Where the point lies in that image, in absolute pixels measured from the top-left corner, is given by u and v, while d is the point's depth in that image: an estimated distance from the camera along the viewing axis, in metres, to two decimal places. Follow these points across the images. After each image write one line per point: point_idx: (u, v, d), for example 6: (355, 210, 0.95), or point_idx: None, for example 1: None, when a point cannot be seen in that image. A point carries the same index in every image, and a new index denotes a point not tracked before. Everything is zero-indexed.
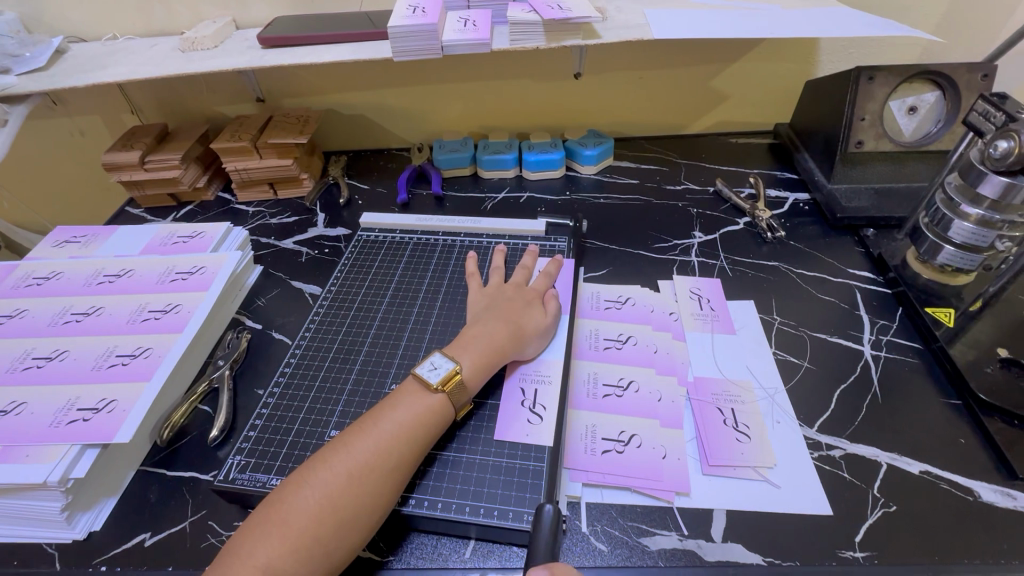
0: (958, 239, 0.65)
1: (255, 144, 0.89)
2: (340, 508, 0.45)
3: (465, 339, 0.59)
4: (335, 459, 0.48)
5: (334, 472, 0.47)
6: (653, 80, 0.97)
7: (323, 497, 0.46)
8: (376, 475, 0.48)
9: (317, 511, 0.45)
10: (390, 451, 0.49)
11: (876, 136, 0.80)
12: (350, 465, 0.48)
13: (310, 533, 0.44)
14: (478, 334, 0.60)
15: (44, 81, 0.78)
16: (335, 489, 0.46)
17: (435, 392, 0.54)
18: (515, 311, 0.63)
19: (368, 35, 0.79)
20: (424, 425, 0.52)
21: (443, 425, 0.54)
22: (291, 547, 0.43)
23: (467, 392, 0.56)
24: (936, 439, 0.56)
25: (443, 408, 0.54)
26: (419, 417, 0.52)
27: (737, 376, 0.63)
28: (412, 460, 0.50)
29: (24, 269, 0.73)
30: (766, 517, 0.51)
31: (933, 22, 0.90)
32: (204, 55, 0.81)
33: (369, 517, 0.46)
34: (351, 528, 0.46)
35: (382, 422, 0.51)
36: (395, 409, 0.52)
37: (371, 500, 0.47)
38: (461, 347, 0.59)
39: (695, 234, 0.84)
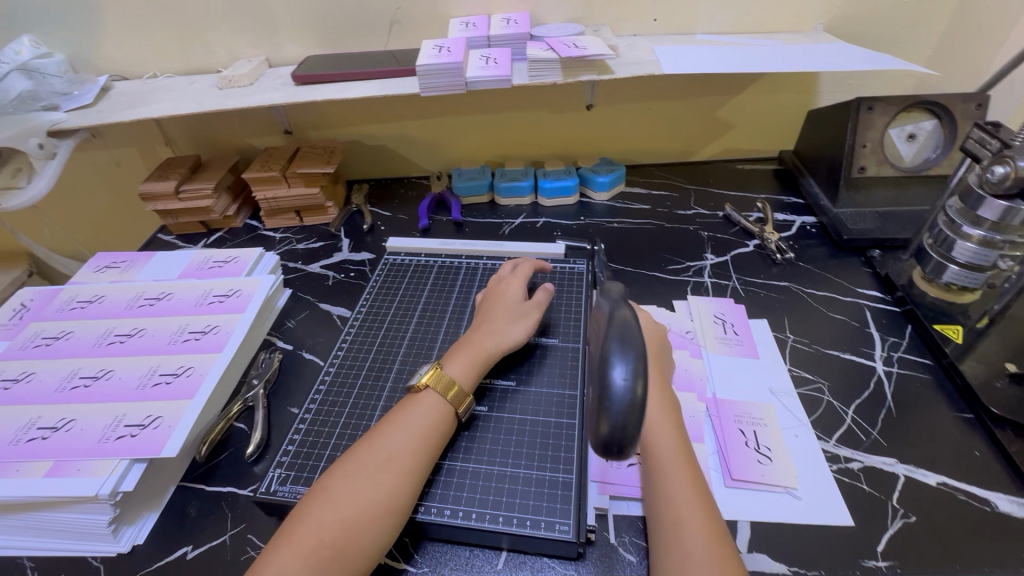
0: (963, 258, 0.69)
1: (285, 173, 0.93)
2: (346, 509, 0.47)
3: (455, 348, 0.63)
4: (340, 469, 0.51)
5: (334, 480, 0.50)
6: (662, 110, 1.02)
7: (329, 502, 0.48)
8: (375, 472, 0.50)
9: (325, 514, 0.47)
10: (386, 449, 0.52)
11: (878, 162, 0.84)
12: (348, 470, 0.51)
13: (320, 537, 0.46)
14: (462, 342, 0.64)
15: (91, 116, 0.83)
16: (341, 494, 0.49)
17: (422, 390, 0.57)
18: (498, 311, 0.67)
19: (396, 73, 0.85)
20: (419, 427, 0.54)
21: (444, 421, 0.56)
22: (304, 552, 0.45)
23: (459, 388, 0.58)
24: (951, 452, 0.58)
25: (436, 402, 0.56)
26: (412, 417, 0.55)
27: (759, 400, 0.64)
28: (411, 457, 0.52)
29: (69, 293, 0.77)
30: (789, 527, 0.52)
31: (926, 55, 0.95)
32: (240, 91, 0.86)
33: (376, 514, 0.48)
34: (362, 530, 0.47)
35: (378, 430, 0.55)
36: (392, 416, 0.56)
37: (372, 497, 0.48)
38: (450, 355, 0.62)
39: (707, 256, 0.87)
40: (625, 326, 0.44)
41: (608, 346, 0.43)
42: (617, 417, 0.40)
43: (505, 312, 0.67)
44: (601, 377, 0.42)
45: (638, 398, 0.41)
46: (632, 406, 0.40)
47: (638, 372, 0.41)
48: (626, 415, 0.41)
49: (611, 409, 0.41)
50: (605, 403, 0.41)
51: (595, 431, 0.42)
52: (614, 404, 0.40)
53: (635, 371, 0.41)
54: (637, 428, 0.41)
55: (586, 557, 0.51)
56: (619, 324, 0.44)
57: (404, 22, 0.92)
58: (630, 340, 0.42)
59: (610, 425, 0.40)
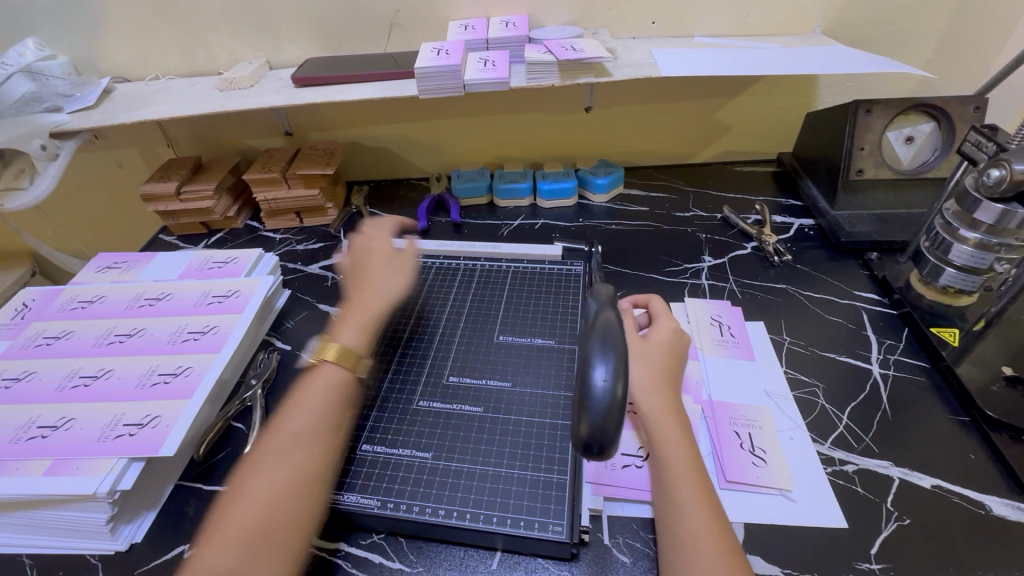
0: (959, 261, 0.69)
1: (285, 174, 0.94)
2: (262, 493, 0.50)
3: (343, 321, 0.67)
4: (251, 462, 0.53)
5: (247, 473, 0.52)
6: (661, 113, 1.02)
7: (246, 490, 0.50)
8: (283, 454, 0.53)
9: (244, 503, 0.49)
10: (290, 431, 0.55)
11: (876, 165, 0.85)
12: (258, 460, 0.53)
13: (242, 522, 0.48)
14: (347, 315, 0.68)
15: (93, 118, 0.84)
16: (255, 480, 0.51)
17: (317, 365, 0.61)
18: (381, 279, 0.74)
19: (395, 75, 0.85)
20: (320, 400, 0.57)
21: (345, 387, 0.59)
22: (230, 539, 0.47)
23: (352, 351, 0.62)
24: (947, 455, 0.58)
25: (334, 370, 0.60)
26: (311, 391, 0.58)
27: (754, 402, 0.64)
28: (314, 431, 0.55)
29: (70, 293, 0.78)
30: (783, 529, 0.53)
31: (925, 57, 0.96)
32: (241, 94, 0.86)
33: (292, 491, 0.50)
34: (287, 507, 0.49)
35: (282, 414, 0.57)
36: (294, 400, 0.59)
37: (283, 475, 0.51)
38: (339, 328, 0.66)
39: (705, 258, 0.87)
40: (606, 329, 0.46)
41: (590, 348, 0.45)
42: (597, 417, 0.41)
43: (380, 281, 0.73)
44: (583, 377, 0.43)
45: (618, 399, 0.42)
46: (612, 406, 0.41)
47: (619, 373, 0.43)
48: (606, 416, 0.41)
49: (591, 408, 0.42)
50: (586, 404, 0.42)
51: (575, 432, 0.42)
52: (595, 404, 0.42)
53: (616, 371, 0.43)
54: (617, 429, 0.41)
55: (580, 558, 0.51)
56: (602, 327, 0.46)
57: (403, 25, 0.92)
58: (612, 343, 0.44)
59: (588, 425, 0.41)
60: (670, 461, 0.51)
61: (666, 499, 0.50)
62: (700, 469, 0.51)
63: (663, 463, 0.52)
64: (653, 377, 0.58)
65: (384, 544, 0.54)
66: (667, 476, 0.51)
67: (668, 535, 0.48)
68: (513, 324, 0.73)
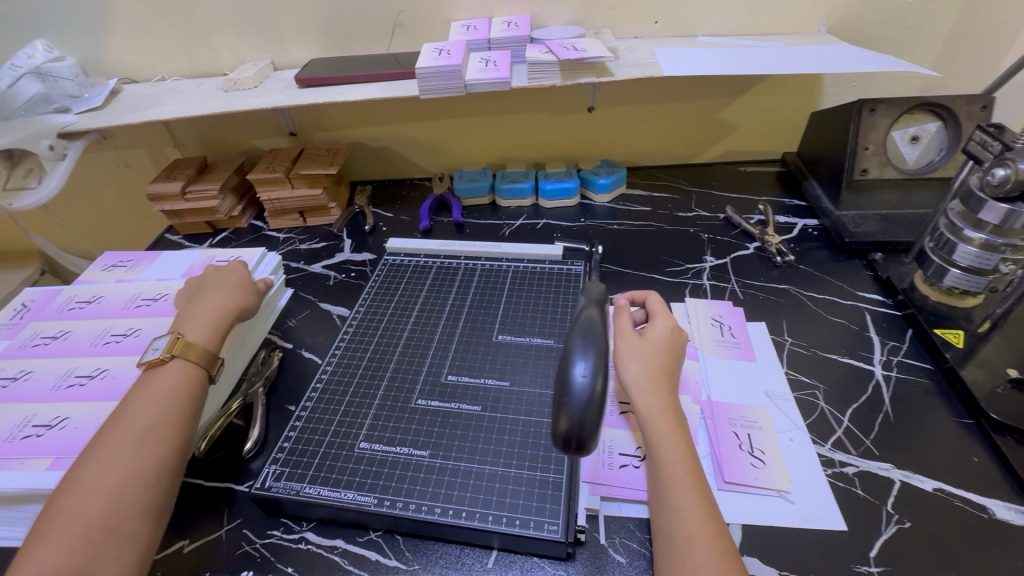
0: (964, 262, 0.68)
1: (288, 174, 0.95)
2: (106, 490, 0.48)
3: (192, 318, 0.65)
4: (90, 456, 0.50)
5: (88, 468, 0.49)
6: (664, 112, 1.02)
7: (85, 487, 0.48)
8: (129, 447, 0.51)
9: (83, 500, 0.47)
10: (135, 424, 0.53)
11: (881, 164, 0.84)
12: (101, 454, 0.50)
13: (86, 520, 0.46)
14: (196, 313, 0.65)
15: (100, 118, 0.85)
16: (93, 477, 0.49)
17: (166, 361, 0.59)
18: (224, 279, 0.71)
19: (397, 75, 0.86)
20: (173, 394, 0.56)
21: (198, 382, 0.59)
22: (71, 538, 0.45)
23: (205, 350, 0.61)
24: (949, 458, 0.57)
25: (183, 368, 0.59)
26: (164, 386, 0.57)
27: (754, 403, 0.63)
28: (168, 424, 0.54)
29: (70, 293, 0.79)
30: (781, 531, 0.52)
31: (932, 56, 0.95)
32: (245, 94, 0.87)
33: (143, 484, 0.49)
34: (133, 502, 0.48)
35: (128, 408, 0.55)
36: (135, 395, 0.56)
37: (132, 469, 0.50)
38: (188, 325, 0.64)
39: (707, 258, 0.87)
40: (588, 328, 0.49)
41: (572, 345, 0.47)
42: (575, 413, 0.42)
43: (223, 282, 0.70)
44: (565, 374, 0.45)
45: (597, 394, 0.43)
46: (591, 402, 0.43)
47: (598, 369, 0.44)
48: (584, 412, 0.43)
49: (570, 404, 0.43)
50: (565, 399, 0.43)
51: (555, 427, 0.43)
52: (574, 399, 0.43)
53: (595, 367, 0.44)
54: (595, 424, 0.42)
55: (575, 557, 0.51)
56: (584, 326, 0.49)
57: (406, 26, 0.93)
58: (593, 340, 0.47)
59: (568, 420, 0.42)
60: (669, 463, 0.51)
61: (661, 501, 0.50)
62: (696, 471, 0.51)
63: (662, 467, 0.51)
64: (652, 376, 0.57)
65: (381, 541, 0.54)
66: (663, 476, 0.51)
67: (666, 541, 0.47)
68: (513, 323, 0.73)
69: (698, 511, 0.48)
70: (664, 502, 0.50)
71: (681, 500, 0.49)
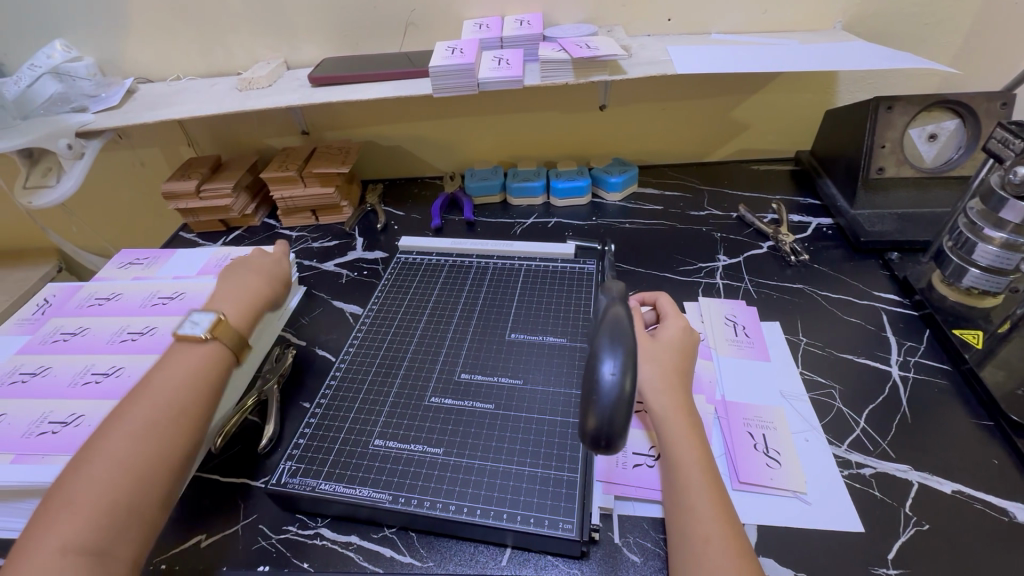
0: (983, 262, 0.67)
1: (301, 173, 0.95)
2: (137, 469, 0.47)
3: (230, 301, 0.64)
4: (115, 427, 0.49)
5: (114, 441, 0.48)
6: (676, 111, 1.01)
7: (111, 462, 0.46)
8: (160, 427, 0.50)
9: (109, 475, 0.45)
10: (166, 403, 0.51)
11: (897, 162, 0.82)
12: (130, 428, 0.49)
13: (110, 497, 0.45)
14: (233, 298, 0.65)
15: (117, 118, 0.86)
16: (121, 451, 0.47)
17: (205, 341, 0.58)
18: (265, 272, 0.71)
19: (409, 74, 0.86)
20: (204, 375, 0.55)
21: (227, 367, 0.58)
22: (94, 514, 0.43)
23: (240, 335, 0.61)
24: (968, 459, 0.57)
25: (219, 351, 0.58)
26: (196, 366, 0.55)
27: (769, 403, 0.63)
28: (196, 406, 0.53)
29: (88, 290, 0.80)
30: (797, 531, 0.52)
31: (950, 53, 0.93)
32: (259, 93, 0.88)
33: (167, 467, 0.48)
34: (156, 484, 0.47)
35: (156, 382, 0.53)
36: (165, 369, 0.55)
37: (161, 450, 0.48)
38: (227, 307, 0.63)
39: (720, 257, 0.86)
40: (616, 324, 0.46)
41: (598, 342, 0.44)
42: (603, 412, 0.41)
43: (262, 274, 0.71)
44: (591, 371, 0.43)
45: (626, 393, 0.42)
46: (620, 401, 0.41)
47: (627, 368, 0.43)
48: (613, 411, 0.41)
49: (598, 402, 0.42)
50: (593, 398, 0.42)
51: (582, 426, 0.42)
52: (602, 398, 0.41)
53: (623, 366, 0.43)
54: (625, 423, 0.41)
55: (589, 556, 0.51)
56: (609, 322, 0.46)
57: (419, 25, 0.93)
58: (620, 337, 0.44)
59: (597, 419, 0.41)
60: (684, 462, 0.51)
61: (676, 501, 0.50)
62: (711, 471, 0.51)
63: (676, 466, 0.51)
64: (666, 376, 0.57)
65: (395, 538, 0.54)
66: (678, 475, 0.51)
67: (680, 539, 0.47)
68: (525, 322, 0.73)
69: (714, 512, 0.47)
70: (678, 502, 0.49)
71: (696, 500, 0.48)
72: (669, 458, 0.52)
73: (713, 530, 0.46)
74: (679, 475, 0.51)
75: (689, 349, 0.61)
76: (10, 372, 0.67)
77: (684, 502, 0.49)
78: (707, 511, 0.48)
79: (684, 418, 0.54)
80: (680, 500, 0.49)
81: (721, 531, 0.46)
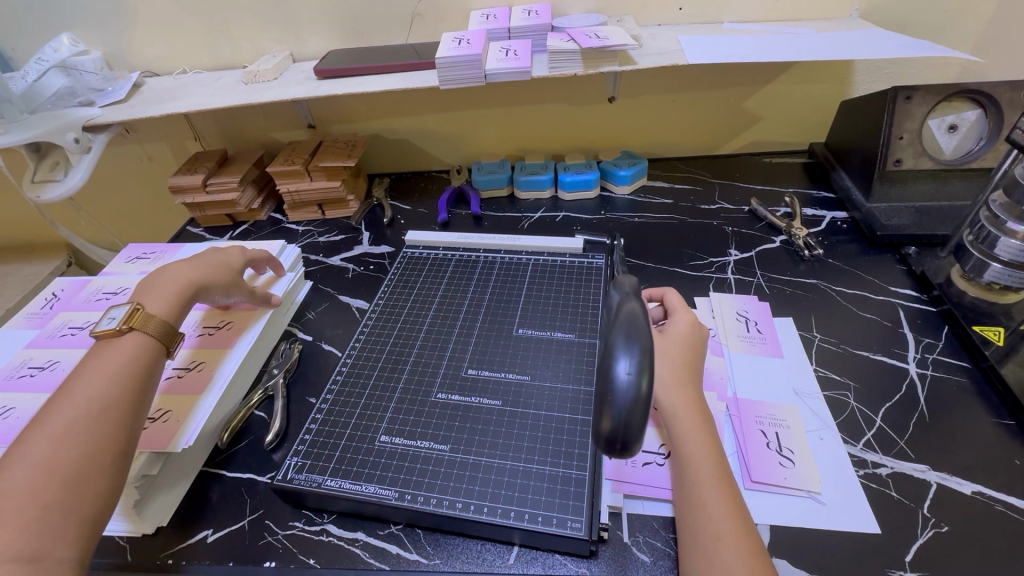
0: (1005, 256, 0.66)
1: (307, 167, 0.95)
2: (64, 469, 0.43)
3: (149, 292, 0.61)
4: (33, 434, 0.45)
5: (36, 445, 0.44)
6: (687, 102, 0.99)
7: (33, 466, 0.43)
8: (84, 425, 0.46)
9: (32, 480, 0.42)
10: (88, 400, 0.48)
11: (916, 154, 0.80)
12: (51, 431, 0.45)
13: (37, 501, 0.41)
14: (157, 286, 0.62)
15: (123, 112, 0.86)
16: (44, 455, 0.44)
17: (123, 333, 0.55)
18: (209, 257, 0.69)
19: (415, 65, 0.85)
20: (129, 368, 0.52)
21: (154, 357, 0.55)
22: (25, 520, 0.40)
23: (164, 323, 0.58)
24: (990, 460, 0.55)
25: (144, 339, 0.55)
26: (120, 360, 0.52)
27: (782, 401, 0.62)
28: (123, 402, 0.50)
29: (96, 284, 0.80)
30: (812, 533, 0.51)
31: (971, 41, 0.91)
32: (265, 86, 0.87)
33: (99, 465, 0.45)
34: (88, 484, 0.44)
35: (78, 382, 0.50)
36: (87, 368, 0.52)
37: (89, 447, 0.45)
38: (148, 297, 0.60)
39: (731, 252, 0.84)
40: (631, 321, 0.44)
41: (614, 340, 0.43)
42: (620, 412, 0.40)
43: (196, 260, 0.68)
44: (605, 371, 0.42)
45: (643, 393, 0.40)
46: (636, 402, 0.40)
47: (644, 368, 0.41)
48: (630, 410, 0.40)
49: (614, 403, 0.41)
50: (608, 398, 0.41)
51: (598, 428, 0.41)
52: (618, 398, 0.40)
53: (641, 365, 0.41)
54: (641, 424, 0.40)
55: (598, 556, 0.51)
56: (625, 318, 0.44)
57: (426, 16, 0.92)
58: (636, 335, 0.43)
59: (613, 421, 0.40)
60: (694, 459, 0.50)
61: (686, 498, 0.49)
62: (723, 468, 0.50)
63: (686, 462, 0.50)
64: (677, 372, 0.56)
65: (402, 535, 0.54)
66: (688, 472, 0.50)
67: (691, 538, 0.46)
68: (532, 317, 0.72)
69: (726, 511, 0.46)
70: (689, 499, 0.48)
71: (707, 498, 0.47)
72: (681, 455, 0.51)
73: (725, 528, 0.45)
74: (690, 473, 0.49)
75: (698, 346, 0.60)
76: (20, 366, 0.68)
77: (694, 500, 0.48)
78: (719, 509, 0.46)
79: (695, 416, 0.53)
80: (692, 498, 0.48)
81: (733, 530, 0.45)
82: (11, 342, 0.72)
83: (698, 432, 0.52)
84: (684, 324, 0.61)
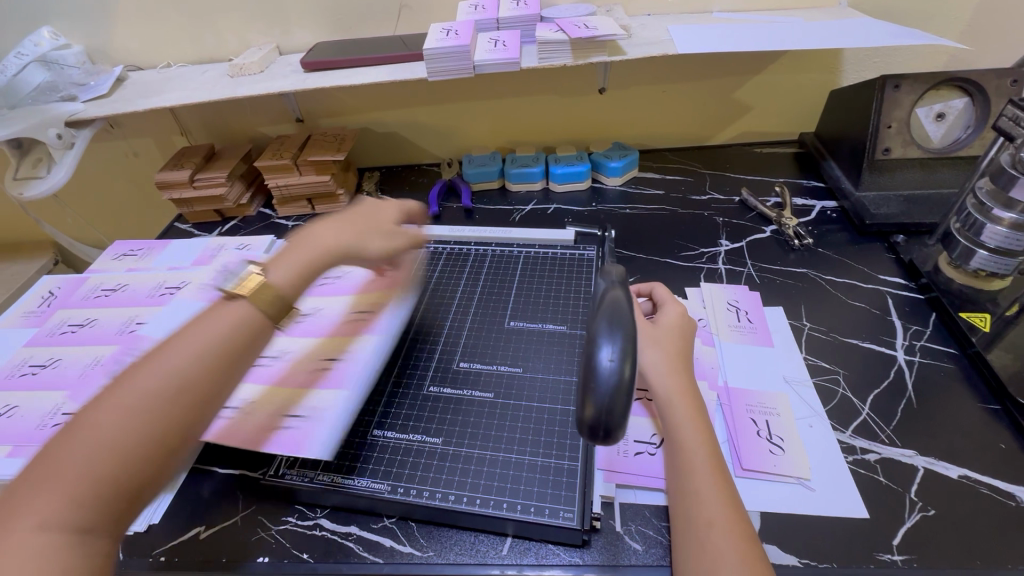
0: (992, 243, 0.66)
1: (296, 161, 0.93)
2: (127, 445, 0.40)
3: (282, 253, 0.57)
4: (111, 394, 0.42)
5: (110, 408, 0.41)
6: (678, 92, 0.99)
7: (99, 435, 0.39)
8: (157, 402, 0.42)
9: (93, 451, 0.39)
10: (169, 373, 0.44)
11: (904, 142, 0.80)
12: (130, 396, 0.42)
13: (92, 476, 0.38)
14: (289, 247, 0.57)
15: (106, 106, 0.84)
16: (110, 426, 0.40)
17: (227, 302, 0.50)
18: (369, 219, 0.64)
19: (403, 58, 0.84)
20: (222, 347, 0.47)
21: (253, 337, 0.50)
22: (76, 490, 0.38)
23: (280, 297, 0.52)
24: (974, 444, 0.56)
25: (244, 313, 0.50)
26: (218, 330, 0.48)
27: (772, 389, 0.62)
28: (208, 381, 0.45)
29: (93, 282, 0.80)
30: (802, 519, 0.51)
31: (958, 29, 0.91)
32: (251, 79, 0.86)
33: (160, 449, 0.42)
34: (144, 464, 0.41)
35: (172, 346, 0.46)
36: (187, 329, 0.48)
37: (160, 427, 0.42)
38: (277, 259, 0.55)
39: (722, 242, 0.85)
40: (615, 307, 0.44)
41: (596, 327, 0.43)
42: (602, 399, 0.40)
43: (354, 220, 0.63)
44: (588, 357, 0.42)
45: (625, 380, 0.40)
46: (618, 389, 0.40)
47: (626, 354, 0.41)
48: (612, 397, 0.40)
49: (596, 390, 0.41)
50: (591, 385, 0.41)
51: (581, 415, 0.41)
52: (600, 385, 0.40)
53: (623, 351, 0.41)
54: (624, 409, 0.40)
55: (590, 545, 0.51)
56: (609, 306, 0.44)
57: (413, 7, 0.91)
58: (619, 322, 0.43)
59: (596, 408, 0.40)
60: (688, 447, 0.50)
61: (679, 485, 0.49)
62: (716, 457, 0.50)
63: (680, 450, 0.51)
64: (669, 360, 0.56)
65: (395, 528, 0.54)
66: (681, 461, 0.50)
67: (683, 524, 0.47)
68: (524, 309, 0.72)
69: (717, 497, 0.47)
70: (682, 488, 0.49)
71: (699, 485, 0.48)
72: (675, 444, 0.51)
73: (717, 515, 0.45)
74: (683, 461, 0.50)
75: (689, 335, 0.60)
76: (20, 365, 0.67)
77: (687, 488, 0.48)
78: (711, 496, 0.47)
79: (688, 405, 0.53)
80: (683, 486, 0.49)
81: (724, 517, 0.45)
82: (9, 341, 0.71)
83: (690, 420, 0.52)
84: (676, 313, 0.61)
